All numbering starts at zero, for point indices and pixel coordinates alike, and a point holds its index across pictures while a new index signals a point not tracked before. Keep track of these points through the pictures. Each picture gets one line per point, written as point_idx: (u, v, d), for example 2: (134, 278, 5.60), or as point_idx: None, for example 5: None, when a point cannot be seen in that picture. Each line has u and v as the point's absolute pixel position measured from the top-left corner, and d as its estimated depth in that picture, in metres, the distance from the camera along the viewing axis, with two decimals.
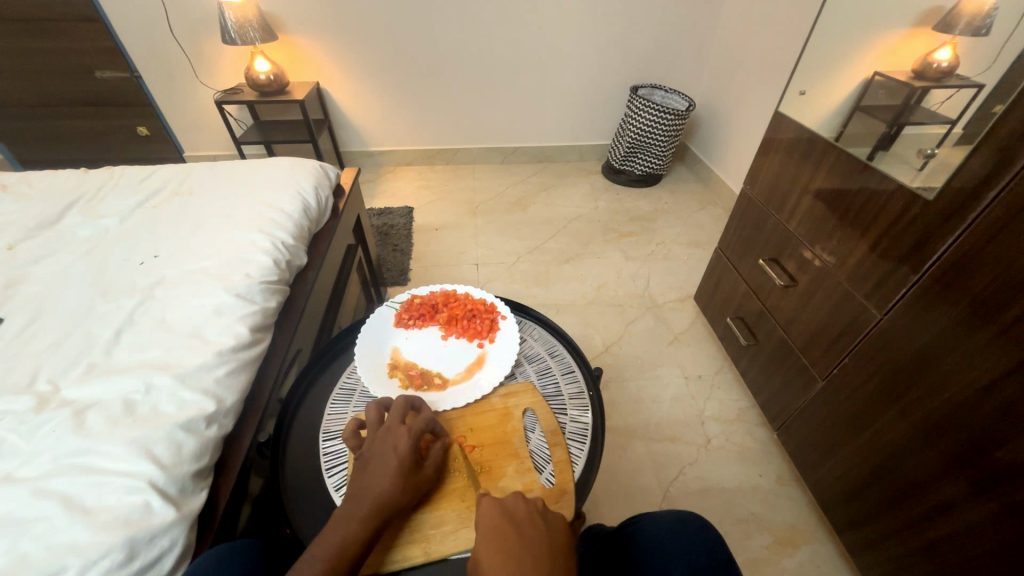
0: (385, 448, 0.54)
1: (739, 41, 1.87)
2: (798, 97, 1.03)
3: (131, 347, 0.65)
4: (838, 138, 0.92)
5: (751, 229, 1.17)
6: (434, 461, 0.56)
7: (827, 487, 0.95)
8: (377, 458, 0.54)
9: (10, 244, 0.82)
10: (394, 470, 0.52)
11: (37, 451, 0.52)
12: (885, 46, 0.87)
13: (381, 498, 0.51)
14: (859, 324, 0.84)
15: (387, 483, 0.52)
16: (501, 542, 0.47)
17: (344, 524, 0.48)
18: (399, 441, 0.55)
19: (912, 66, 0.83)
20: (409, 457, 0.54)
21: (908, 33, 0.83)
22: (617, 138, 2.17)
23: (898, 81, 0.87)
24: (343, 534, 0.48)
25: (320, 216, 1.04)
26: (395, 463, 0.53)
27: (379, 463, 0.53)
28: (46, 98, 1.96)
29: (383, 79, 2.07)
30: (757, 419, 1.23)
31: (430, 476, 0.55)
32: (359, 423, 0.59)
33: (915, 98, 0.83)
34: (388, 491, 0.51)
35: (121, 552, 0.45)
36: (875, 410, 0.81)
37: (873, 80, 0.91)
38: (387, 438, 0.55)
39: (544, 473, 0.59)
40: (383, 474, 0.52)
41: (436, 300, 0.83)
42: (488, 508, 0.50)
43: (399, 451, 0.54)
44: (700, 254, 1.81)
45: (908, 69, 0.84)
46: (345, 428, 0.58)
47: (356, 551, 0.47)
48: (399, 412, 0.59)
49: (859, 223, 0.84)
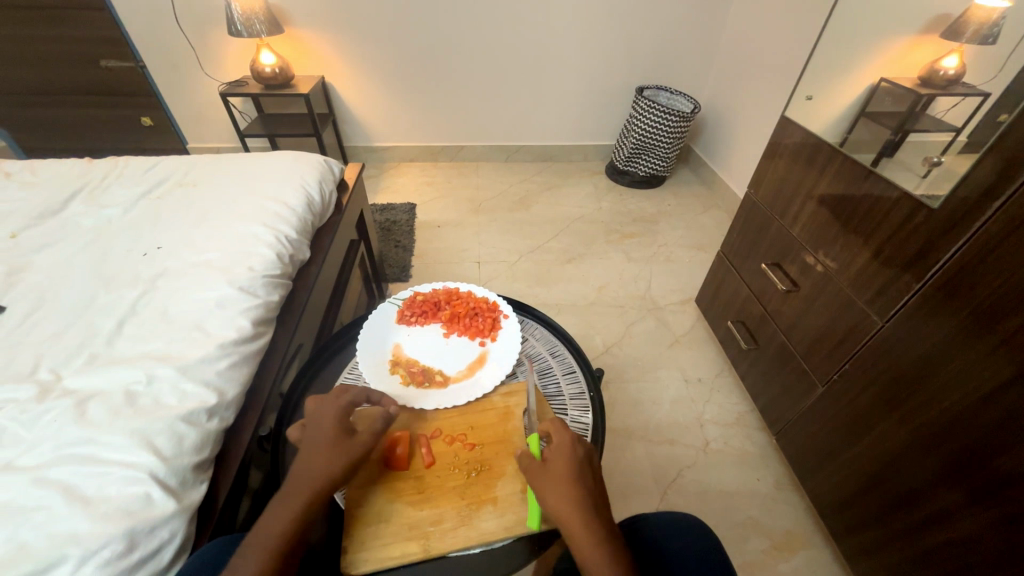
0: (316, 427, 0.57)
1: (746, 44, 1.87)
2: (805, 102, 1.02)
3: (133, 339, 0.65)
4: (844, 143, 0.92)
5: (754, 233, 1.17)
6: (370, 431, 0.57)
7: (825, 492, 0.95)
8: (311, 438, 0.56)
9: (13, 233, 0.82)
10: (325, 445, 0.54)
11: (38, 441, 0.52)
12: (891, 54, 0.88)
13: (314, 473, 0.52)
14: (860, 331, 0.84)
15: (318, 457, 0.53)
16: (580, 475, 0.52)
17: (281, 504, 0.50)
18: (327, 419, 0.57)
19: (918, 74, 0.83)
20: (337, 431, 0.56)
21: (914, 42, 0.84)
22: (621, 139, 2.17)
23: (903, 88, 0.87)
24: (282, 514, 0.49)
25: (324, 211, 1.04)
26: (323, 439, 0.55)
27: (311, 442, 0.55)
28: (50, 87, 1.95)
29: (388, 75, 2.06)
30: (756, 423, 1.23)
31: (366, 442, 0.56)
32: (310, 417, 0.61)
33: (920, 106, 0.83)
34: (321, 464, 0.53)
35: (121, 543, 0.45)
36: (874, 418, 0.81)
37: (879, 86, 0.91)
38: (320, 419, 0.58)
39: None
40: (315, 451, 0.54)
41: (438, 297, 0.83)
42: (566, 438, 0.56)
43: (330, 428, 0.56)
44: (702, 257, 1.81)
45: (913, 77, 0.84)
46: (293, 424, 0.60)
47: (298, 526, 0.48)
48: (344, 395, 0.61)
49: (863, 230, 0.84)
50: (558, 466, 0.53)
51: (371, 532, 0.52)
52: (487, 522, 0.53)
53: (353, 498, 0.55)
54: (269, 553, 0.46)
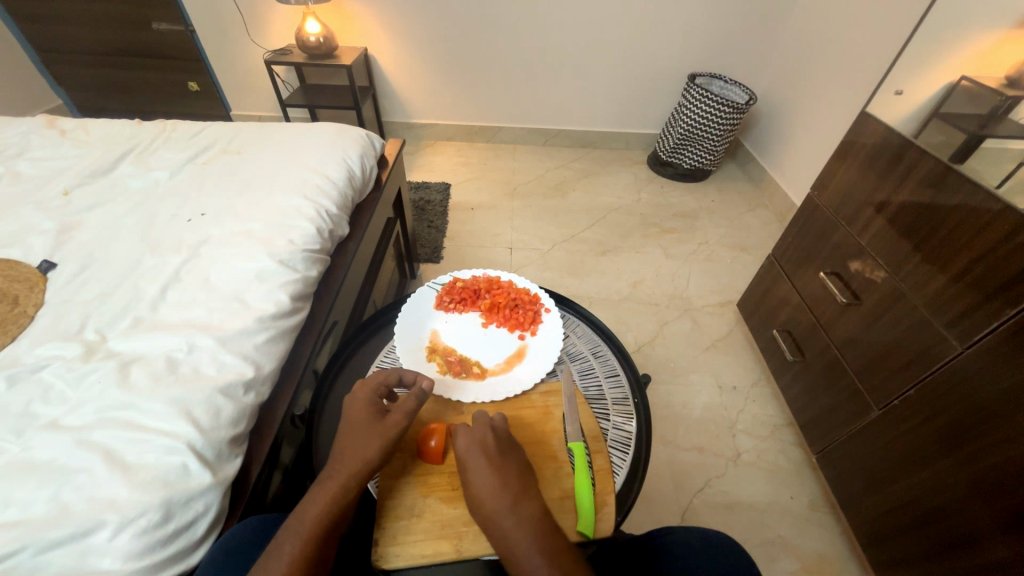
0: (352, 410, 0.55)
1: (814, 31, 1.72)
2: (893, 98, 0.92)
3: (176, 305, 0.65)
4: (918, 136, 0.85)
5: (812, 239, 1.09)
6: (402, 411, 0.56)
7: (868, 521, 0.90)
8: (346, 421, 0.55)
9: (66, 190, 0.83)
10: (360, 428, 0.53)
11: (83, 400, 0.52)
12: (975, 49, 0.83)
13: (354, 457, 0.51)
14: (932, 355, 0.77)
15: (352, 441, 0.52)
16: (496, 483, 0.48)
17: (321, 486, 0.49)
18: (360, 401, 0.56)
19: (1007, 72, 0.80)
20: (369, 412, 0.55)
21: (1005, 36, 0.80)
22: (667, 129, 2.07)
23: (984, 87, 0.83)
24: (322, 498, 0.48)
25: (364, 185, 1.02)
26: (357, 423, 0.54)
27: (347, 425, 0.54)
28: (104, 47, 1.99)
29: (430, 49, 2.01)
30: (792, 439, 1.17)
31: (400, 423, 0.54)
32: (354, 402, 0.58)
33: (1003, 108, 0.80)
34: (358, 447, 0.52)
35: (157, 513, 0.45)
36: (936, 451, 0.75)
37: (959, 85, 0.85)
38: (354, 402, 0.56)
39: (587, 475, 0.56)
40: (349, 434, 0.53)
41: (478, 285, 0.80)
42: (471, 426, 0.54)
43: (362, 411, 0.55)
44: (745, 259, 1.71)
45: (1001, 75, 0.81)
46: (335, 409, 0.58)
47: (338, 510, 0.47)
48: (377, 376, 0.59)
49: (948, 245, 0.75)
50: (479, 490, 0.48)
51: (403, 528, 0.50)
52: None
53: (383, 486, 0.53)
54: (310, 536, 0.45)
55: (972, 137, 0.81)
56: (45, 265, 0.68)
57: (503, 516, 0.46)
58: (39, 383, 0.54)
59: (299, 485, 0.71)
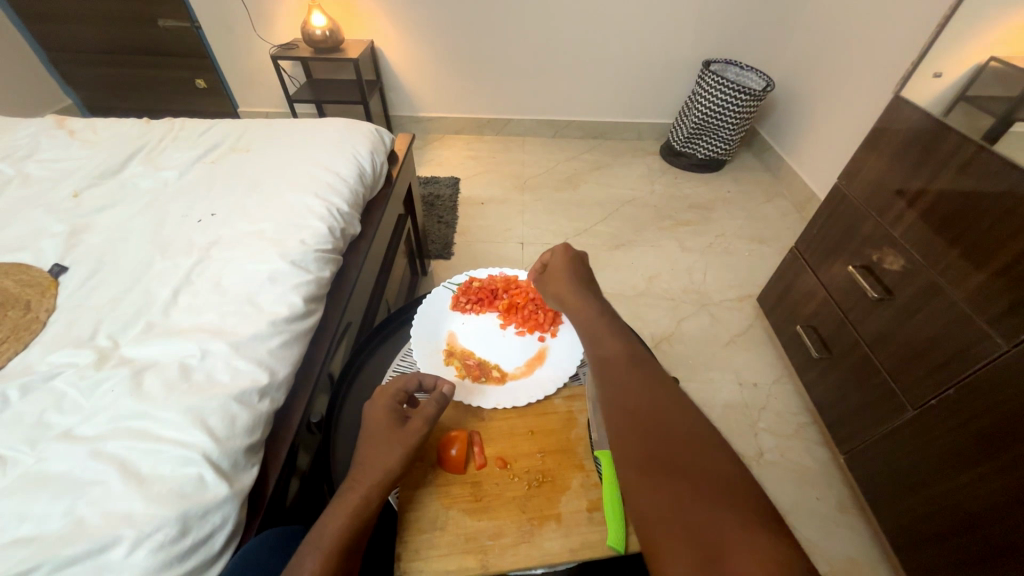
0: (372, 418, 0.54)
1: (835, 12, 1.65)
2: (930, 81, 0.87)
3: (188, 309, 0.63)
4: (947, 118, 0.81)
5: (839, 231, 1.04)
6: (422, 417, 0.54)
7: (901, 524, 0.86)
8: (367, 429, 0.53)
9: (76, 192, 0.82)
10: (380, 436, 0.52)
11: (96, 409, 0.51)
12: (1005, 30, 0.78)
13: (375, 467, 0.49)
14: (973, 354, 0.73)
15: (373, 451, 0.51)
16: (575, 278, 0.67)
17: (341, 499, 0.47)
18: (381, 409, 0.54)
19: None
20: (389, 419, 0.53)
21: None
22: (680, 118, 2.01)
23: (1015, 70, 0.77)
24: (342, 510, 0.46)
25: (375, 182, 1.00)
26: (377, 431, 0.52)
27: (368, 432, 0.53)
28: (112, 45, 1.99)
29: (437, 40, 1.97)
30: (817, 437, 1.13)
31: (421, 430, 0.53)
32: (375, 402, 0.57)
33: None
34: (378, 457, 0.50)
35: (174, 527, 0.44)
36: (978, 454, 0.71)
37: (987, 66, 0.82)
38: (374, 409, 0.55)
39: None
40: (370, 443, 0.52)
41: (496, 285, 0.78)
42: (558, 278, 0.68)
43: (383, 418, 0.53)
44: (763, 251, 1.67)
45: None
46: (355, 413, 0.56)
47: (359, 524, 0.45)
48: (397, 381, 0.57)
49: (992, 237, 0.71)
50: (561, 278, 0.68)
51: (426, 541, 0.48)
52: (551, 542, 0.47)
53: (405, 497, 0.51)
54: (332, 550, 0.43)
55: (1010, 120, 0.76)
56: (56, 270, 0.67)
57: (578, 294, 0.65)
58: (51, 392, 0.53)
59: (316, 492, 0.69)
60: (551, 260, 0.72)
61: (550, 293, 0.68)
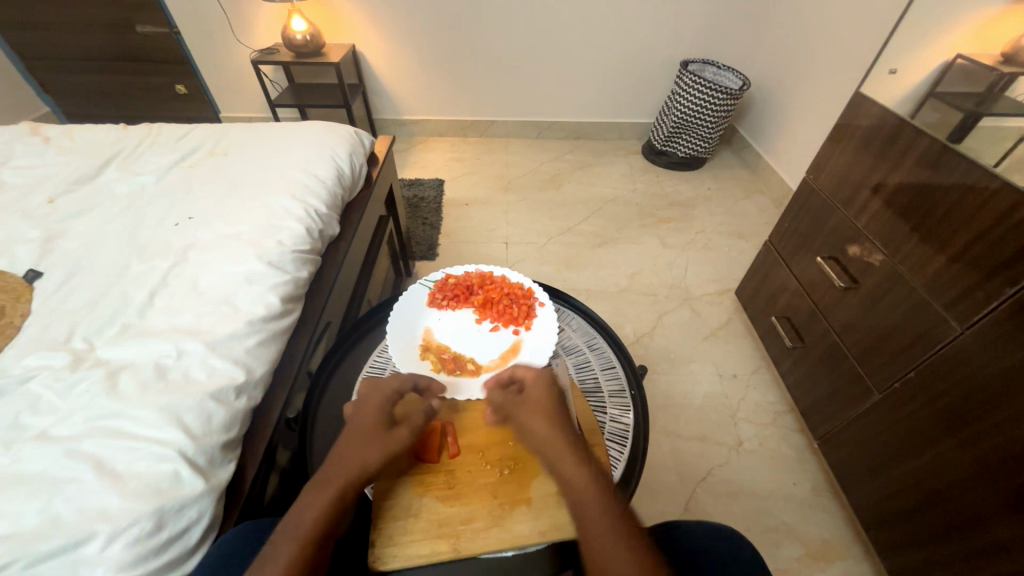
0: (357, 414, 0.55)
1: (807, 12, 1.69)
2: (885, 76, 0.91)
3: (165, 311, 0.64)
4: (914, 117, 0.83)
5: (809, 224, 1.08)
6: (409, 425, 0.55)
7: (871, 504, 0.90)
8: (350, 423, 0.55)
9: (51, 198, 0.82)
10: (363, 433, 0.53)
11: (71, 410, 0.52)
12: (971, 27, 0.81)
13: (352, 460, 0.51)
14: (931, 338, 0.76)
15: (355, 447, 0.52)
16: (556, 407, 0.56)
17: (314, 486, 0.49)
18: (372, 406, 0.55)
19: (1002, 50, 0.78)
20: (377, 421, 0.54)
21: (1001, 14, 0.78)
22: (660, 117, 2.05)
23: (981, 67, 0.81)
24: (316, 496, 0.48)
25: (354, 184, 1.01)
26: (364, 429, 0.53)
27: (350, 426, 0.54)
28: (89, 52, 1.97)
29: (419, 43, 1.99)
30: (794, 425, 1.16)
31: (404, 438, 0.53)
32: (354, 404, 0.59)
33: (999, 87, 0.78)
34: (358, 453, 0.51)
35: (149, 521, 0.44)
36: (940, 433, 0.74)
37: (954, 63, 0.84)
38: (361, 406, 0.56)
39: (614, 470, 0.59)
40: (351, 437, 0.53)
41: (471, 281, 0.79)
42: (535, 408, 0.55)
43: (372, 417, 0.54)
44: (742, 246, 1.70)
45: (995, 54, 0.79)
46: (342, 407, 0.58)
47: (331, 513, 0.47)
48: (392, 383, 0.59)
49: (946, 225, 0.74)
50: (537, 406, 0.56)
51: (401, 528, 0.49)
52: (522, 524, 0.49)
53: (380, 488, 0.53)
54: (306, 537, 0.44)
55: (966, 116, 0.79)
56: (31, 274, 0.68)
57: (562, 437, 0.52)
58: (27, 394, 0.53)
59: (296, 489, 0.70)
60: (530, 379, 0.60)
61: (523, 425, 0.55)
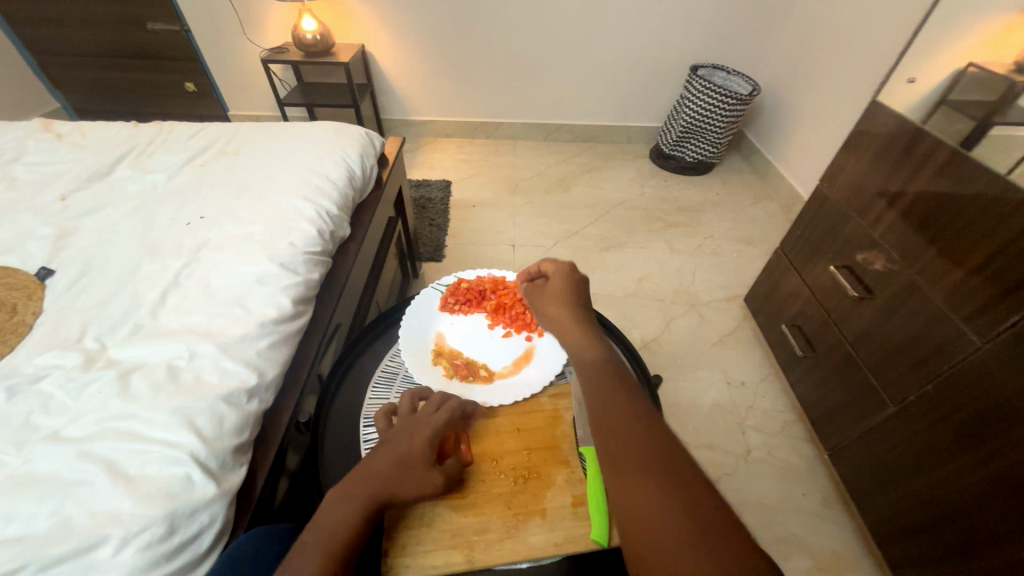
0: (398, 438, 0.52)
1: (819, 19, 1.68)
2: (904, 85, 0.90)
3: (176, 311, 0.63)
4: (928, 124, 0.83)
5: (822, 232, 1.07)
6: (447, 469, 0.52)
7: (881, 517, 0.89)
8: (389, 445, 0.52)
9: (63, 195, 0.82)
10: (402, 462, 0.50)
11: (83, 411, 0.51)
12: (983, 36, 0.84)
13: (383, 488, 0.48)
14: (948, 350, 0.75)
15: (395, 478, 0.49)
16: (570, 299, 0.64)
17: (336, 506, 0.47)
18: (422, 436, 0.52)
19: (1014, 59, 0.82)
20: (422, 456, 0.51)
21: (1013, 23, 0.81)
22: (669, 121, 2.04)
23: (993, 74, 0.84)
24: (338, 516, 0.46)
25: (365, 185, 1.00)
26: (408, 458, 0.51)
27: (390, 450, 0.51)
28: (100, 48, 1.98)
29: (428, 44, 1.99)
30: (803, 434, 1.15)
31: (440, 483, 0.50)
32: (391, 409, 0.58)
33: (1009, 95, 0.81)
34: (390, 483, 0.49)
35: (161, 526, 0.44)
36: (956, 447, 0.73)
37: (966, 71, 0.86)
38: (404, 429, 0.54)
39: None
40: (389, 463, 0.50)
41: (483, 285, 0.79)
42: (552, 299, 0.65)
43: (419, 448, 0.51)
44: (751, 252, 1.69)
45: (1007, 62, 0.82)
46: (377, 411, 0.57)
47: (352, 535, 0.46)
48: (445, 415, 0.55)
49: (966, 237, 0.73)
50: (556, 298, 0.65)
51: (415, 536, 0.49)
52: (535, 536, 0.48)
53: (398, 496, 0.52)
54: (326, 557, 0.44)
55: (977, 126, 0.80)
56: (42, 272, 0.67)
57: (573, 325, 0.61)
58: (39, 394, 0.53)
59: (305, 494, 0.69)
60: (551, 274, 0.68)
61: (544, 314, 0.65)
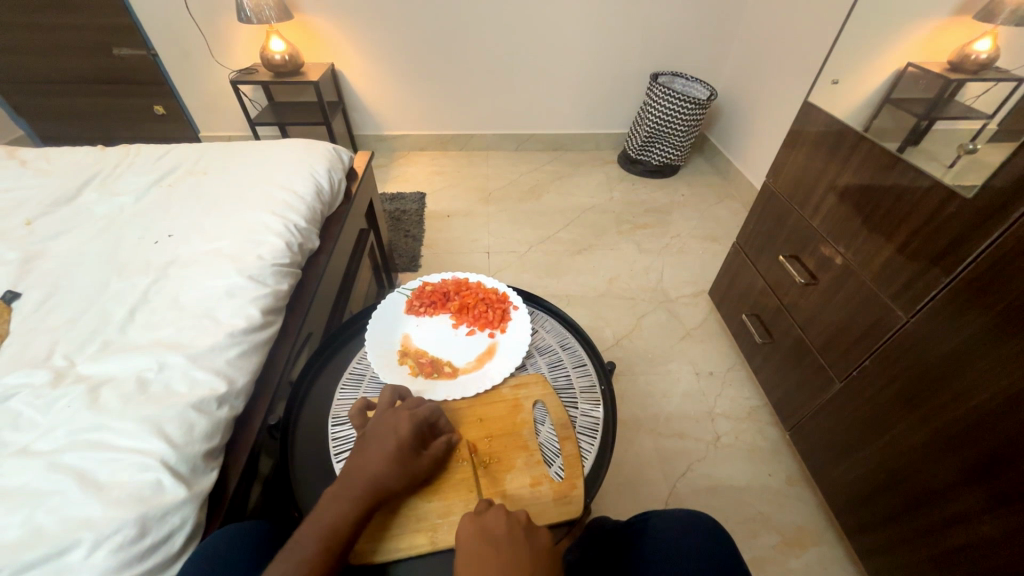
0: (381, 430, 0.56)
1: (767, 27, 1.79)
2: (830, 87, 0.98)
3: (146, 326, 0.65)
4: (868, 128, 0.88)
5: (771, 224, 1.14)
6: (432, 457, 0.56)
7: (838, 490, 0.94)
8: (376, 438, 0.55)
9: (29, 219, 0.83)
10: (391, 452, 0.53)
11: (52, 426, 0.52)
12: (919, 37, 0.85)
13: (376, 479, 0.52)
14: (882, 326, 0.82)
15: (386, 471, 0.52)
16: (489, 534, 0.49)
17: (334, 499, 0.50)
18: (405, 430, 0.55)
19: (948, 59, 0.81)
20: (409, 448, 0.55)
21: (945, 24, 0.80)
22: (634, 127, 2.12)
23: (932, 73, 0.84)
24: (337, 509, 0.49)
25: (333, 200, 1.03)
26: (397, 451, 0.54)
27: (376, 443, 0.54)
28: (64, 74, 1.97)
29: (397, 61, 2.03)
30: (768, 419, 1.21)
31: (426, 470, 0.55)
32: (367, 404, 0.62)
33: (949, 91, 0.81)
34: (383, 473, 0.52)
35: (132, 528, 0.46)
36: (897, 415, 0.78)
37: (905, 72, 0.88)
38: (384, 421, 0.57)
39: (588, 459, 0.63)
40: (378, 455, 0.53)
41: (448, 287, 0.83)
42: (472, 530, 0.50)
43: (404, 441, 0.54)
44: (716, 249, 1.77)
45: (944, 62, 0.81)
46: (353, 407, 0.61)
47: (348, 528, 0.49)
48: (425, 410, 0.59)
49: (889, 222, 0.80)
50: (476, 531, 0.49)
51: (386, 526, 0.54)
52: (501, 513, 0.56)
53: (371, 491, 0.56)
54: (323, 546, 0.47)
55: (920, 123, 0.84)
56: (9, 295, 0.68)
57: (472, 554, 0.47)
58: (7, 411, 0.54)
59: (276, 499, 0.71)
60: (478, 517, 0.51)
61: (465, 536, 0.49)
